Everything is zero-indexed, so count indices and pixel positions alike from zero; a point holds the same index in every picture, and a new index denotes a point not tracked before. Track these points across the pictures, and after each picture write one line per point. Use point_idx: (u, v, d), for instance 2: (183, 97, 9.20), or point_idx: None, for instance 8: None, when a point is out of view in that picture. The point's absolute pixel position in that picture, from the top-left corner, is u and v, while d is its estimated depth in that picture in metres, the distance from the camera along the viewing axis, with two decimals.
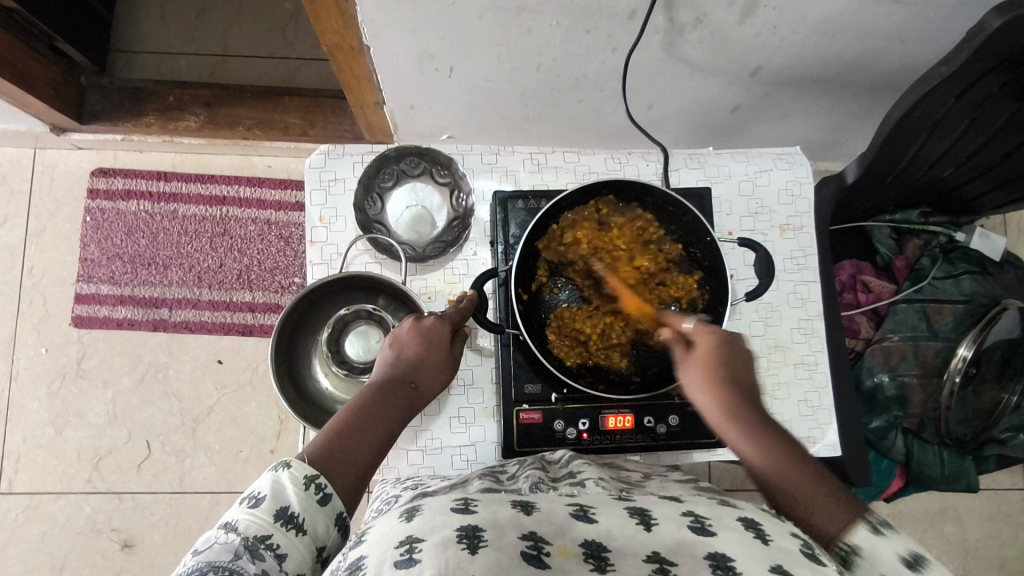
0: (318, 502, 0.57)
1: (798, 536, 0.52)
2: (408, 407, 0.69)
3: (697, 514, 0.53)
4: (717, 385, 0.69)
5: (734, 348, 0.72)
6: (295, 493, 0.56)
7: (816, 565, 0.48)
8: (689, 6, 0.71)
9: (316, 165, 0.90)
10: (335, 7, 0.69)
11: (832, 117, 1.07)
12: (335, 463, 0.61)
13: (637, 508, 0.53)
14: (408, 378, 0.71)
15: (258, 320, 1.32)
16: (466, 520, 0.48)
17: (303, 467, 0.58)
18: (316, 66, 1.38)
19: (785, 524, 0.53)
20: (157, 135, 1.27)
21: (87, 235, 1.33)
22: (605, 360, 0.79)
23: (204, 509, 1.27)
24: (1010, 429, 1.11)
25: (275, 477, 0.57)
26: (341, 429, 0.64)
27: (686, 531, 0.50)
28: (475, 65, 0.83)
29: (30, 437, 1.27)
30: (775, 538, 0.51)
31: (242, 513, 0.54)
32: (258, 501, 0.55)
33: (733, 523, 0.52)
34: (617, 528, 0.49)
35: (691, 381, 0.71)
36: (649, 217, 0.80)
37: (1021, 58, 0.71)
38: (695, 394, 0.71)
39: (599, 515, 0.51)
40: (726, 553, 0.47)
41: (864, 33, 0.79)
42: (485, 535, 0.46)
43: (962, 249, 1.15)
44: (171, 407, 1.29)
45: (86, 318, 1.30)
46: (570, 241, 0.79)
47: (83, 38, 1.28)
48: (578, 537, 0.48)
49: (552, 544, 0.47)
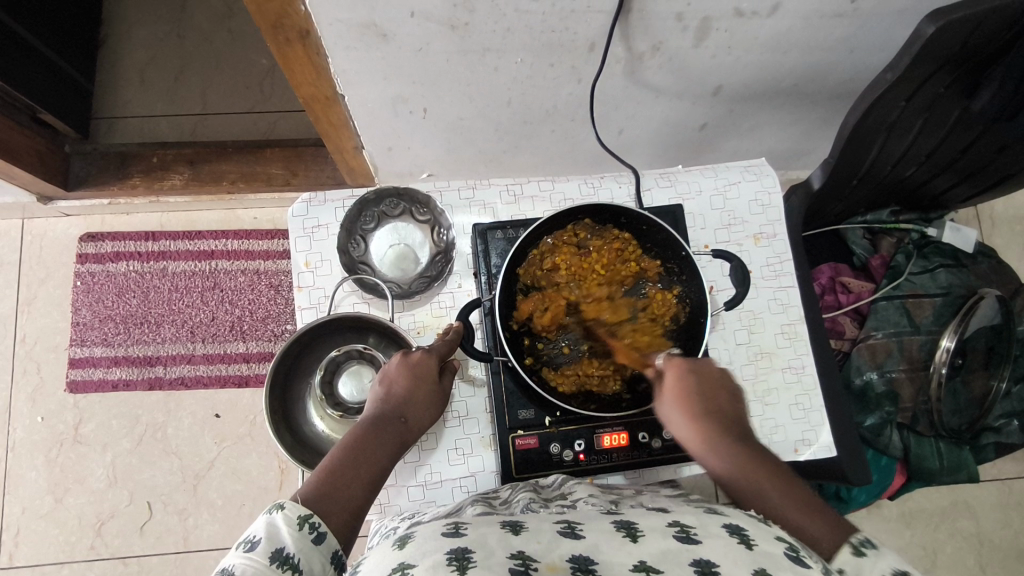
0: (312, 541, 0.57)
1: (784, 540, 0.53)
2: (399, 442, 0.70)
3: (683, 523, 0.54)
4: (695, 417, 0.68)
5: (706, 377, 0.72)
6: (289, 533, 0.57)
7: (799, 566, 0.49)
8: (644, 35, 0.75)
9: (299, 213, 0.92)
10: (308, 61, 0.73)
11: (796, 128, 1.11)
12: (329, 502, 0.61)
13: (623, 522, 0.55)
14: (398, 414, 0.72)
15: (252, 370, 1.33)
16: (456, 543, 0.49)
17: (296, 508, 0.59)
18: (295, 117, 1.42)
19: (772, 529, 0.54)
20: (143, 195, 1.30)
21: (78, 300, 1.34)
22: (600, 384, 0.81)
23: (211, 567, 1.25)
24: (1003, 415, 1.14)
25: (270, 519, 0.58)
26: (334, 468, 0.64)
27: (671, 540, 0.51)
28: (447, 105, 0.86)
29: (30, 508, 1.26)
30: (760, 543, 0.51)
31: (239, 558, 0.54)
32: (254, 544, 0.55)
33: (718, 530, 0.52)
34: (603, 541, 0.51)
35: (673, 418, 0.70)
36: (626, 236, 0.83)
37: (961, 60, 0.74)
38: (674, 424, 0.70)
39: (586, 531, 0.53)
40: (710, 559, 0.48)
41: (813, 47, 0.83)
42: (474, 556, 0.47)
43: (935, 244, 1.19)
44: (171, 465, 1.29)
45: (80, 382, 1.31)
46: (550, 268, 0.82)
47: (65, 108, 1.31)
48: (566, 552, 0.49)
49: (540, 561, 0.48)
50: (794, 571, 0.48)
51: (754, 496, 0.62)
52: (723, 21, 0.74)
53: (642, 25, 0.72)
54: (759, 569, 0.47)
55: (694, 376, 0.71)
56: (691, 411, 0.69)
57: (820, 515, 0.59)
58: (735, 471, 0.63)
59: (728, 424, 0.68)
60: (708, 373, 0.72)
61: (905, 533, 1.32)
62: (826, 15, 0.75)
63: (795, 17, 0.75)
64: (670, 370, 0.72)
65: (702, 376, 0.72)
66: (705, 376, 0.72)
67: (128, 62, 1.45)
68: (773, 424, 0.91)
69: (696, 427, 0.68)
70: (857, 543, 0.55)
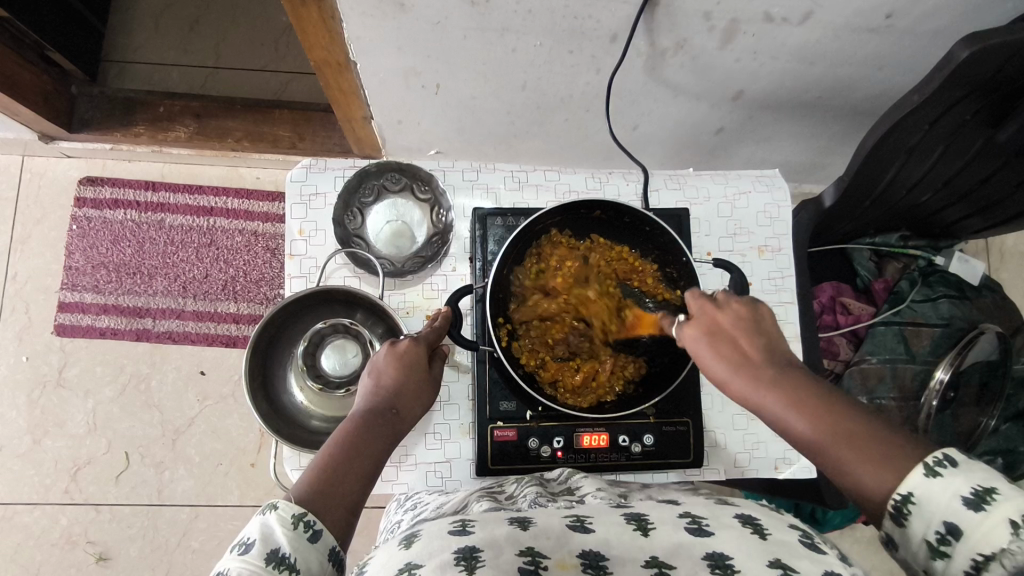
0: (308, 540, 0.56)
1: (797, 528, 0.54)
2: (392, 434, 0.68)
3: (694, 514, 0.55)
4: (740, 361, 0.58)
5: (745, 319, 0.61)
6: (284, 534, 0.55)
7: (815, 553, 0.50)
8: (670, 31, 0.72)
9: (298, 179, 0.90)
10: (322, 24, 0.70)
11: (815, 141, 1.09)
12: (323, 499, 0.59)
13: (633, 514, 0.55)
14: (389, 405, 0.70)
15: (241, 331, 1.32)
16: (464, 541, 0.49)
17: (290, 507, 0.57)
18: (306, 79, 1.40)
19: (784, 517, 0.55)
20: (146, 144, 1.27)
21: (73, 243, 1.32)
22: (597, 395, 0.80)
23: (182, 523, 1.25)
24: (989, 452, 1.14)
25: (263, 520, 0.56)
26: (328, 463, 0.62)
27: (683, 533, 0.51)
28: (461, 83, 0.84)
29: (8, 446, 1.26)
30: (773, 532, 0.52)
31: (234, 561, 0.52)
32: (248, 547, 0.53)
33: (730, 521, 0.53)
34: (613, 536, 0.51)
35: (703, 355, 0.61)
36: (618, 249, 0.82)
37: (994, 87, 0.72)
38: (715, 367, 0.59)
39: (596, 524, 0.53)
40: (724, 552, 0.48)
41: (841, 60, 0.80)
42: (482, 555, 0.47)
43: (941, 273, 1.16)
44: (152, 418, 1.28)
45: (68, 326, 1.30)
46: (547, 278, 0.81)
47: (73, 48, 1.28)
48: (576, 547, 0.50)
49: (551, 557, 0.49)
50: (811, 558, 0.49)
51: (821, 439, 0.53)
52: (752, 25, 0.72)
53: (668, 20, 0.70)
54: (773, 560, 0.48)
55: (736, 317, 0.61)
56: (742, 353, 0.59)
57: (905, 458, 0.50)
58: (794, 416, 0.54)
59: (782, 360, 0.59)
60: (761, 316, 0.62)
61: (875, 557, 1.31)
62: (859, 28, 0.73)
63: (827, 28, 0.73)
64: (703, 308, 0.63)
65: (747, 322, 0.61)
66: (755, 316, 0.62)
67: (143, 8, 1.41)
68: (757, 440, 0.91)
69: (746, 368, 0.58)
70: (932, 462, 0.49)
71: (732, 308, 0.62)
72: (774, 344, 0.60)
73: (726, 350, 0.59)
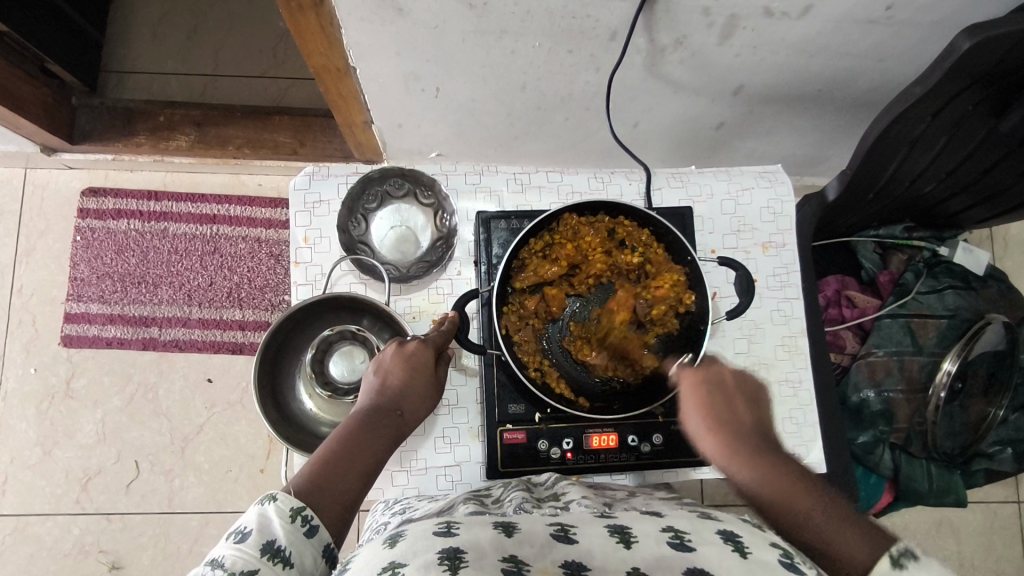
0: (304, 535, 0.56)
1: (778, 546, 0.53)
2: (394, 435, 0.69)
3: (678, 528, 0.55)
4: (715, 418, 0.71)
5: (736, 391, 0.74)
6: (281, 526, 0.55)
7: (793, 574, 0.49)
8: (668, 29, 0.72)
9: (301, 187, 0.90)
10: (320, 31, 0.71)
11: (816, 134, 1.08)
12: (321, 494, 0.60)
13: (617, 527, 0.55)
14: (394, 406, 0.70)
15: (247, 338, 1.32)
16: (449, 542, 0.50)
17: (289, 499, 0.57)
18: (305, 85, 1.40)
19: (765, 535, 0.55)
20: (147, 153, 1.27)
21: (76, 255, 1.33)
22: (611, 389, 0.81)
23: (193, 530, 1.26)
24: (997, 442, 1.14)
25: (261, 510, 0.56)
26: (328, 459, 0.63)
27: (665, 547, 0.51)
28: (461, 86, 0.84)
29: (19, 458, 1.26)
30: (753, 551, 0.52)
31: (228, 548, 0.52)
32: (244, 535, 0.53)
33: (713, 537, 0.53)
34: (596, 547, 0.51)
35: (688, 403, 0.74)
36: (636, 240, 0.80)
37: (995, 77, 0.72)
38: (694, 417, 0.73)
39: (580, 535, 0.53)
40: (705, 569, 0.48)
41: (840, 53, 0.80)
42: (466, 556, 0.48)
43: (946, 263, 1.16)
44: (160, 426, 1.29)
45: (75, 337, 1.30)
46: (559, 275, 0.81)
47: (72, 59, 1.28)
48: (558, 557, 0.50)
49: (533, 566, 0.48)
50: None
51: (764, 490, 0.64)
52: (750, 20, 0.71)
53: (667, 17, 0.70)
54: None
55: (722, 385, 0.74)
56: (724, 415, 0.72)
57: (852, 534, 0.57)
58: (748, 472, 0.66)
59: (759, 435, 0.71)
60: (756, 395, 0.75)
61: None
62: (858, 21, 0.73)
63: (826, 21, 0.73)
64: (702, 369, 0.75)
65: (748, 390, 0.75)
66: (752, 395, 0.75)
67: (142, 18, 1.42)
68: None
69: (720, 423, 0.71)
70: (897, 554, 0.53)
71: (734, 379, 0.75)
72: (761, 423, 0.73)
73: (712, 403, 0.73)
